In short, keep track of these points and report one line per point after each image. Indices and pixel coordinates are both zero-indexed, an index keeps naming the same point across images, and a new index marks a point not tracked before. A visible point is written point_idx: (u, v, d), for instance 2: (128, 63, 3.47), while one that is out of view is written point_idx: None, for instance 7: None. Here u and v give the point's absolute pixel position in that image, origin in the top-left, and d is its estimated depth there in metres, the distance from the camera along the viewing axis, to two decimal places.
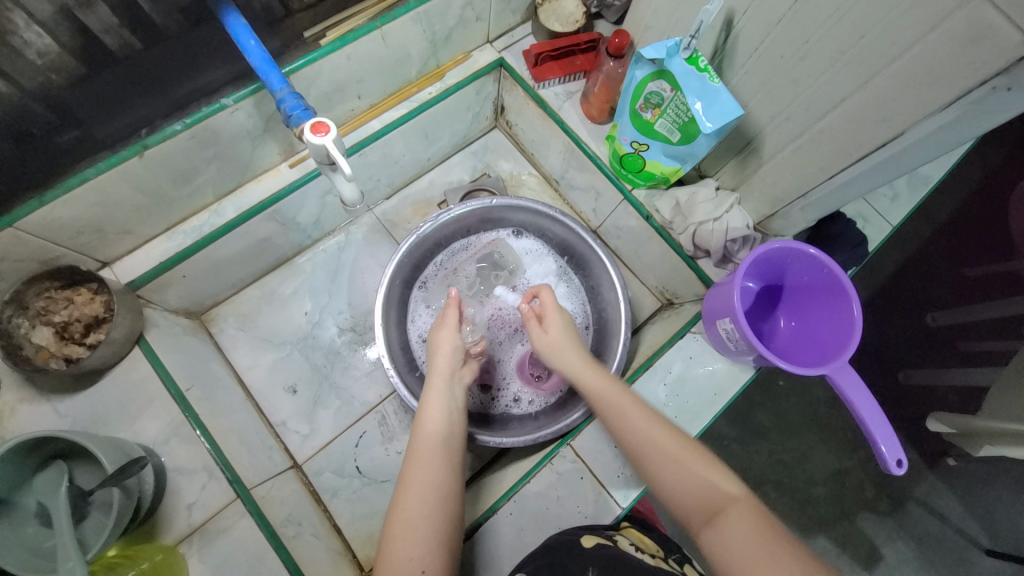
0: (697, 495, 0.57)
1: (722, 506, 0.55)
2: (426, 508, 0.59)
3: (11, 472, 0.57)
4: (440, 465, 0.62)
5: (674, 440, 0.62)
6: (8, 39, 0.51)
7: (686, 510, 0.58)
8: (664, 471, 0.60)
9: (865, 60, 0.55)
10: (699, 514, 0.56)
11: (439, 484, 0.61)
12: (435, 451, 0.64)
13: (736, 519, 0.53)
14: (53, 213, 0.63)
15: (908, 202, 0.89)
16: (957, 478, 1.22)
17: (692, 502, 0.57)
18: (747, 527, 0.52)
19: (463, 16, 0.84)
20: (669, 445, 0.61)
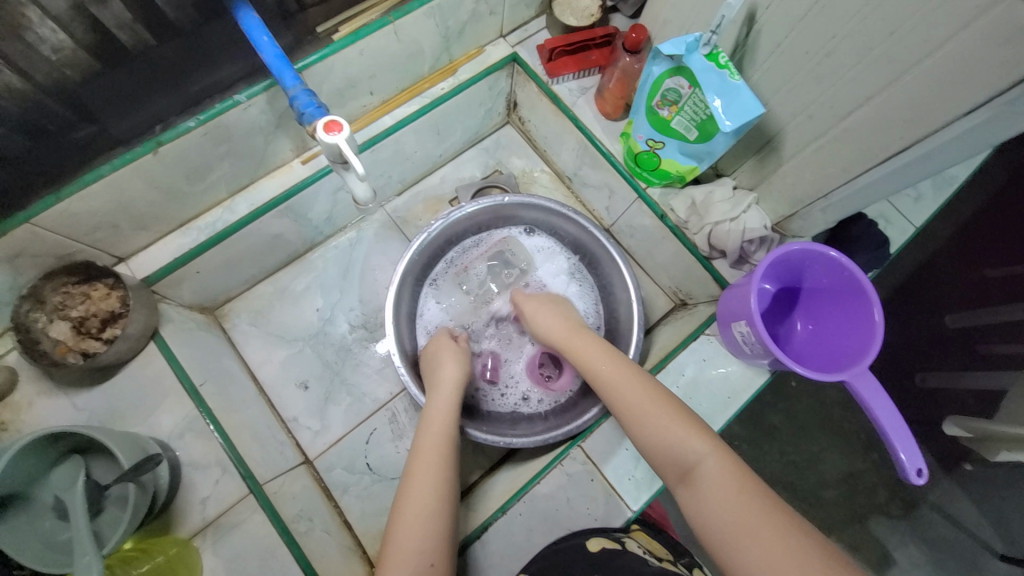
0: (673, 454, 0.60)
1: (695, 463, 0.58)
2: (429, 495, 0.61)
3: (30, 465, 0.58)
4: (442, 454, 0.65)
5: (652, 402, 0.63)
6: (23, 36, 0.51)
7: (666, 467, 0.61)
8: (645, 434, 0.62)
9: (894, 57, 0.53)
10: (675, 470, 0.59)
11: (439, 473, 0.64)
12: (440, 448, 0.66)
13: (708, 477, 0.56)
14: (70, 209, 0.63)
15: (931, 202, 0.86)
16: (975, 483, 1.19)
17: (669, 459, 0.60)
18: (717, 484, 0.55)
19: (477, 10, 0.83)
20: (647, 408, 0.63)
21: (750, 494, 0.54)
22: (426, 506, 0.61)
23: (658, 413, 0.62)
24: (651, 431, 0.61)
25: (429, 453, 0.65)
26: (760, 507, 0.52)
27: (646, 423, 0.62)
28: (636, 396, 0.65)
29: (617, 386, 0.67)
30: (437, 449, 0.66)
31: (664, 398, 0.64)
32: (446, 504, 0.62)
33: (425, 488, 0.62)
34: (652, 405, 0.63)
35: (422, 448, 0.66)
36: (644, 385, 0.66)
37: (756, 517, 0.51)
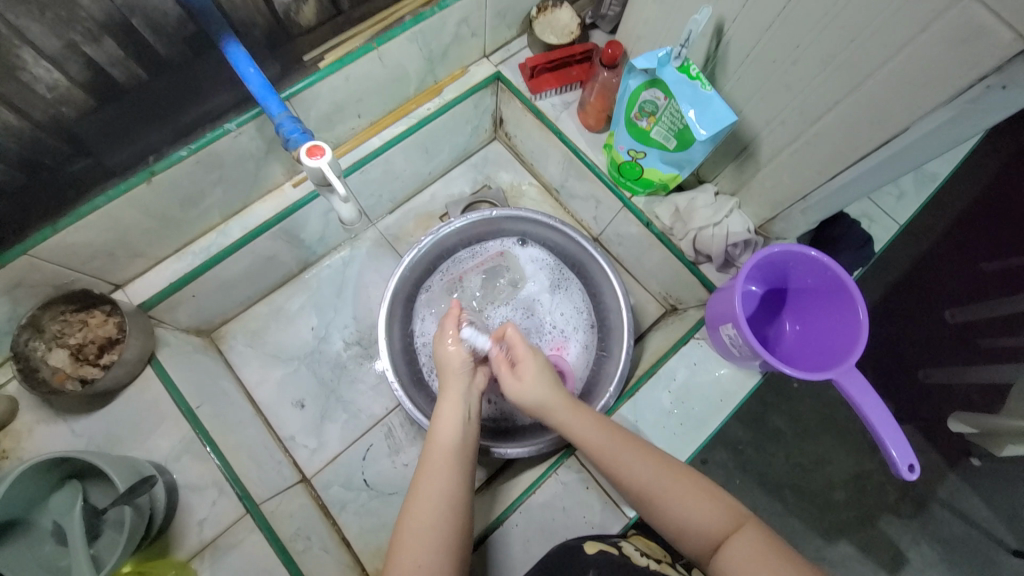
0: (705, 530, 0.58)
1: (730, 536, 0.57)
2: (434, 516, 0.59)
3: (29, 492, 0.59)
4: (454, 474, 0.62)
5: (665, 472, 0.62)
6: (19, 76, 0.54)
7: (696, 546, 0.59)
8: (670, 512, 0.60)
9: (854, 64, 0.56)
10: (708, 544, 0.58)
11: (447, 483, 0.62)
12: (449, 461, 0.63)
13: (745, 544, 0.55)
14: (66, 239, 0.65)
15: (914, 200, 0.87)
16: (983, 479, 1.17)
17: (700, 536, 0.59)
18: (756, 550, 0.54)
19: (459, 32, 0.85)
20: (663, 481, 0.61)
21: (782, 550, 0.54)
22: (432, 524, 0.58)
23: (672, 481, 0.61)
24: (674, 507, 0.60)
25: (441, 470, 0.62)
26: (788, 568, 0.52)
27: (668, 501, 0.60)
28: (652, 476, 0.62)
29: (623, 460, 0.63)
30: (450, 465, 0.63)
31: (676, 467, 0.63)
32: (460, 522, 0.60)
33: (434, 508, 0.60)
34: (667, 477, 0.62)
35: (432, 463, 0.63)
36: (653, 454, 0.64)
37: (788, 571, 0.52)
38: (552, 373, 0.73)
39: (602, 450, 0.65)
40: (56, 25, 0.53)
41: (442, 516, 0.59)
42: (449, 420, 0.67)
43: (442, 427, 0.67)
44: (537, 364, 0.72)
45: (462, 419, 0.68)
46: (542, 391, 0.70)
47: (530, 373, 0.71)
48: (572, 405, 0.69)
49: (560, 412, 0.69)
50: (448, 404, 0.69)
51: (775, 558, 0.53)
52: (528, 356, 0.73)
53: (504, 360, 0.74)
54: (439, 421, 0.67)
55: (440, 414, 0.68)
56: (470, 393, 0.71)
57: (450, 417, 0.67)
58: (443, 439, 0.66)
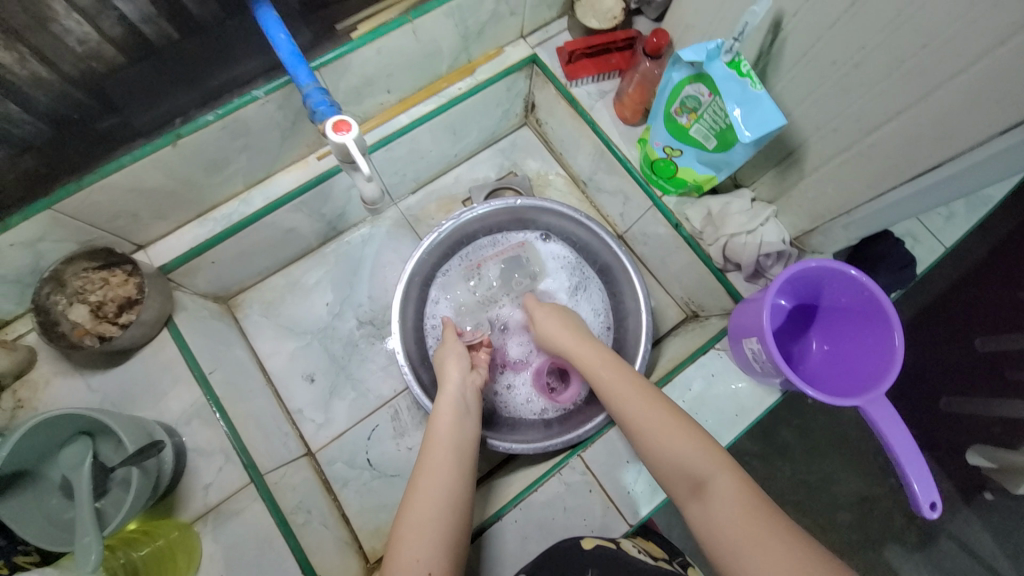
0: (682, 469, 0.57)
1: (706, 479, 0.55)
2: (433, 510, 0.58)
3: (41, 445, 0.60)
4: (452, 467, 0.62)
5: (652, 406, 0.62)
6: (50, 27, 0.53)
7: (673, 485, 0.58)
8: (653, 445, 0.59)
9: (925, 71, 0.51)
10: (686, 484, 0.56)
11: (448, 474, 0.61)
12: (449, 450, 0.64)
13: (719, 490, 0.53)
14: (92, 197, 0.65)
15: (964, 223, 0.82)
16: (996, 515, 1.12)
17: (677, 474, 0.57)
18: (729, 498, 0.52)
19: (497, 11, 0.82)
20: (652, 419, 0.61)
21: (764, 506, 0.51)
22: (430, 518, 0.57)
23: (663, 421, 0.60)
24: (657, 442, 0.59)
25: (441, 467, 0.62)
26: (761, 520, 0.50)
27: (648, 434, 0.60)
28: (638, 407, 0.62)
29: (621, 390, 0.65)
30: (448, 453, 0.64)
31: (667, 406, 0.62)
32: (459, 522, 0.58)
33: (434, 500, 0.59)
34: (654, 413, 0.61)
35: (429, 458, 0.63)
36: (647, 391, 0.64)
37: (758, 527, 0.49)
38: (563, 314, 0.80)
39: (599, 377, 0.68)
40: None
41: (442, 510, 0.58)
42: (448, 410, 0.69)
43: (442, 420, 0.67)
44: (550, 314, 0.80)
45: (460, 413, 0.69)
46: (552, 335, 0.77)
47: (547, 318, 0.79)
48: (580, 339, 0.74)
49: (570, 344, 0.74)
50: (446, 400, 0.70)
51: (748, 508, 0.51)
52: (540, 308, 0.81)
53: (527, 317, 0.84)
54: (437, 417, 0.68)
55: (439, 412, 0.69)
56: (468, 392, 0.72)
57: (447, 413, 0.68)
58: (441, 435, 0.66)
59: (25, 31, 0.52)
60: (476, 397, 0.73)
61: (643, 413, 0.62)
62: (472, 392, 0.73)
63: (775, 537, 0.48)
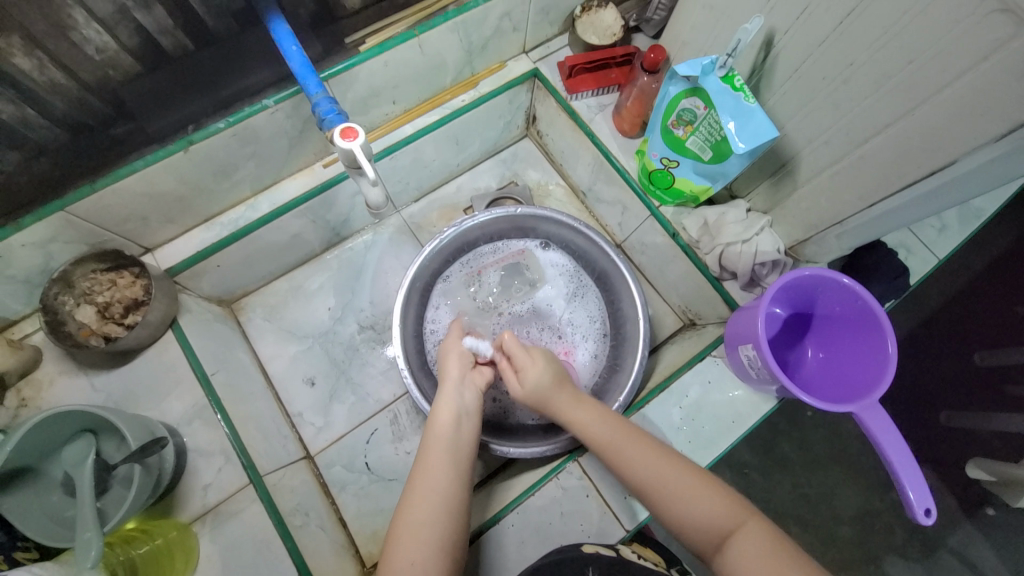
0: (707, 524, 0.56)
1: (735, 532, 0.54)
2: (426, 514, 0.58)
3: (44, 441, 0.61)
4: (449, 471, 0.62)
5: (667, 463, 0.61)
6: (69, 35, 0.55)
7: (699, 541, 0.57)
8: (669, 501, 0.59)
9: (911, 86, 0.53)
10: (711, 538, 0.56)
11: (444, 478, 0.61)
12: (447, 454, 0.64)
13: (748, 542, 0.53)
14: (104, 199, 0.67)
15: (955, 235, 0.83)
16: (997, 530, 1.12)
17: (704, 531, 0.56)
18: (760, 548, 0.52)
19: (500, 26, 0.85)
20: (662, 473, 0.60)
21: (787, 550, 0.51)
22: (425, 522, 0.58)
23: (674, 476, 0.60)
24: (673, 498, 0.59)
25: (435, 471, 0.62)
26: (798, 568, 0.49)
27: (668, 495, 0.59)
28: (651, 468, 0.61)
29: (622, 449, 0.63)
30: (445, 458, 0.63)
31: (680, 461, 0.61)
32: (455, 524, 0.59)
33: (430, 504, 0.59)
34: (670, 470, 0.60)
35: (426, 461, 0.63)
36: (657, 447, 0.63)
37: (789, 570, 0.49)
38: (550, 364, 0.74)
39: (598, 438, 0.66)
40: None
41: (438, 514, 0.59)
42: (446, 415, 0.68)
43: (440, 424, 0.67)
44: (539, 365, 0.73)
45: (457, 414, 0.68)
46: (540, 387, 0.71)
47: (532, 366, 0.73)
48: (574, 396, 0.70)
49: (563, 404, 0.70)
50: (443, 403, 0.69)
51: (784, 558, 0.50)
52: (525, 356, 0.74)
53: (506, 362, 0.76)
54: (435, 420, 0.67)
55: (436, 415, 0.68)
56: (465, 393, 0.72)
57: (445, 416, 0.68)
58: (438, 437, 0.66)
59: (47, 39, 0.54)
60: (475, 397, 0.72)
61: (648, 471, 0.61)
62: (470, 392, 0.72)
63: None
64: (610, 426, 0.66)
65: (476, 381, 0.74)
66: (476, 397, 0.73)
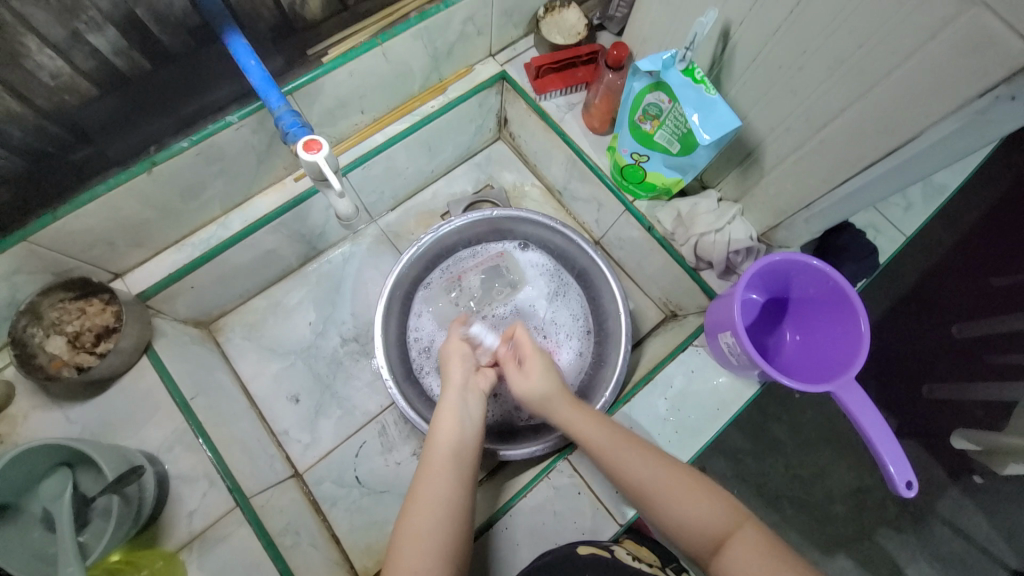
0: (701, 528, 0.57)
1: (728, 537, 0.55)
2: (431, 522, 0.58)
3: (19, 478, 0.59)
4: (451, 479, 0.61)
5: (664, 470, 0.61)
6: (22, 63, 0.54)
7: (694, 546, 0.58)
8: (667, 507, 0.59)
9: (862, 70, 0.55)
10: (706, 545, 0.56)
11: (447, 486, 0.61)
12: (450, 462, 0.63)
13: (742, 547, 0.53)
14: (67, 226, 0.66)
15: (921, 212, 0.85)
16: (984, 496, 1.14)
17: (698, 535, 0.57)
18: (754, 553, 0.52)
19: (465, 31, 0.85)
20: (660, 479, 0.60)
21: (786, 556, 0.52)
22: (429, 530, 0.57)
23: (673, 484, 0.60)
24: (672, 505, 0.59)
25: (438, 478, 0.61)
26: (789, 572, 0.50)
27: (665, 499, 0.59)
28: (648, 473, 0.61)
29: (620, 455, 0.63)
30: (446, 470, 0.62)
31: (676, 466, 0.62)
32: (458, 531, 0.59)
33: (433, 513, 0.59)
34: (666, 473, 0.61)
35: (431, 468, 0.62)
36: (654, 453, 0.63)
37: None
38: (555, 367, 0.74)
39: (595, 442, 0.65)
40: (61, 14, 0.53)
41: (441, 523, 0.58)
42: (450, 422, 0.67)
43: (442, 429, 0.66)
44: (543, 363, 0.73)
45: (463, 421, 0.67)
46: (543, 387, 0.71)
47: (534, 368, 0.73)
48: (574, 403, 0.70)
49: (564, 409, 0.69)
50: (447, 409, 0.68)
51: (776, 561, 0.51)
52: (533, 353, 0.74)
53: (512, 358, 0.76)
54: (437, 428, 0.66)
55: (439, 421, 0.67)
56: (469, 400, 0.71)
57: (448, 421, 0.67)
58: (441, 444, 0.65)
59: None
60: (479, 405, 0.71)
61: (645, 478, 0.61)
62: (474, 399, 0.71)
63: None
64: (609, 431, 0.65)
65: (478, 385, 0.73)
66: (479, 402, 0.71)
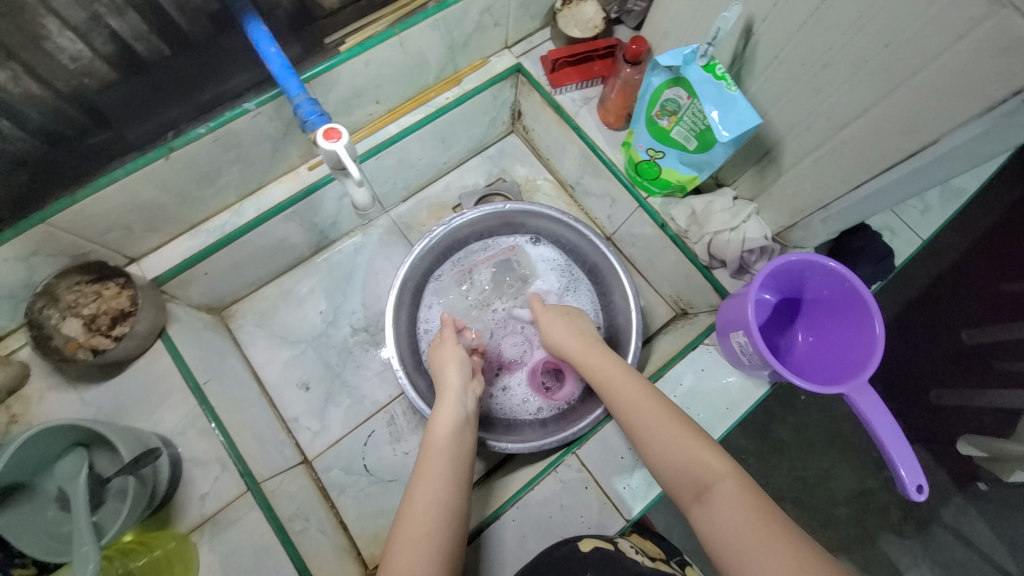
0: (686, 470, 0.57)
1: (711, 483, 0.55)
2: (429, 520, 0.57)
3: (37, 456, 0.60)
4: (449, 479, 0.61)
5: (656, 410, 0.62)
6: (43, 45, 0.54)
7: (676, 485, 0.58)
8: (654, 445, 0.60)
9: (888, 70, 0.54)
10: (689, 487, 0.56)
11: (446, 487, 0.60)
12: (446, 461, 0.63)
13: (725, 494, 0.53)
14: (85, 210, 0.66)
15: (938, 215, 0.84)
16: (989, 503, 1.14)
17: (682, 477, 0.57)
18: (735, 502, 0.52)
19: (481, 22, 0.84)
20: (652, 416, 0.61)
21: (767, 509, 0.51)
22: (426, 533, 0.57)
23: (666, 423, 0.60)
24: (660, 441, 0.59)
25: (435, 476, 0.61)
26: (769, 522, 0.50)
27: (654, 439, 0.60)
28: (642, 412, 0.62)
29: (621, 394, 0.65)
30: (442, 472, 0.62)
31: (671, 410, 0.62)
32: (455, 535, 0.58)
33: (431, 514, 0.58)
34: (659, 414, 0.61)
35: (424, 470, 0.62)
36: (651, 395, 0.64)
37: (766, 524, 0.50)
38: (575, 318, 0.81)
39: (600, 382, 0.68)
40: None
41: (438, 523, 0.57)
42: (446, 421, 0.68)
43: (439, 426, 0.67)
44: (557, 318, 0.81)
45: (459, 423, 0.68)
46: (558, 337, 0.77)
47: (554, 323, 0.80)
48: (589, 345, 0.74)
49: (576, 351, 0.74)
50: (444, 412, 0.69)
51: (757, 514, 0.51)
52: (546, 311, 0.82)
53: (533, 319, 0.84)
54: (434, 429, 0.67)
55: (435, 424, 0.68)
56: (466, 401, 0.71)
57: (445, 423, 0.67)
58: (437, 444, 0.65)
59: (19, 49, 0.53)
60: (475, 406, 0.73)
61: (642, 415, 0.62)
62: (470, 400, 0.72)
63: (775, 541, 0.48)
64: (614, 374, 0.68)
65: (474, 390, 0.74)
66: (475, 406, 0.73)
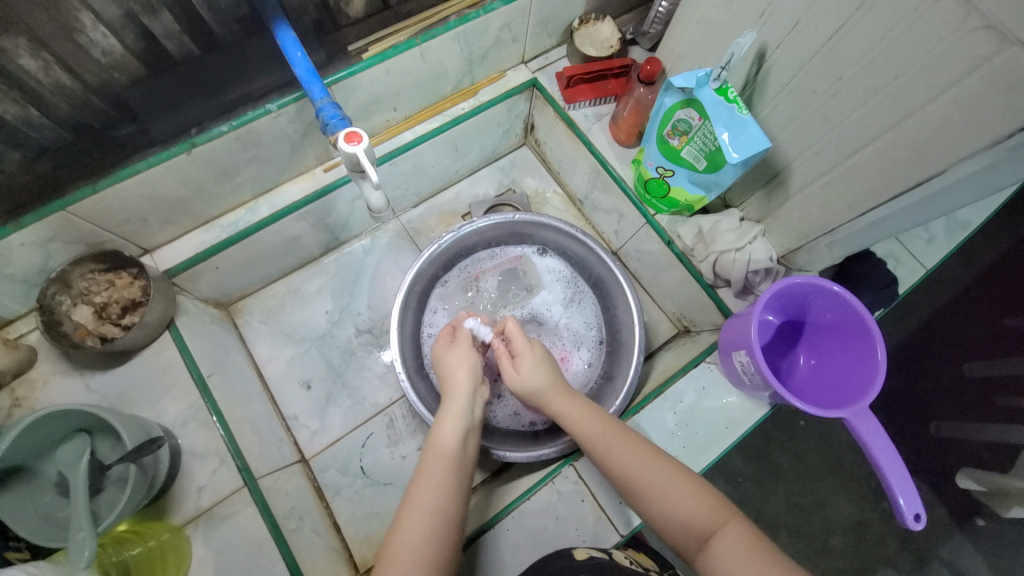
0: (687, 522, 0.57)
1: (714, 531, 0.55)
2: (423, 525, 0.57)
3: (40, 439, 0.61)
4: (448, 486, 0.61)
5: (648, 463, 0.61)
6: (76, 37, 0.56)
7: (678, 537, 0.58)
8: (651, 500, 0.60)
9: (897, 101, 0.55)
10: (692, 537, 0.57)
11: (444, 494, 0.61)
12: (446, 466, 0.63)
13: (728, 541, 0.54)
14: (104, 200, 0.68)
15: (943, 246, 0.85)
16: (988, 540, 1.12)
17: (684, 528, 0.57)
18: (738, 549, 0.53)
19: (500, 37, 0.87)
20: (644, 471, 0.61)
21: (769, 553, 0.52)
22: (423, 541, 0.56)
23: (661, 474, 0.60)
24: (656, 492, 0.59)
25: (435, 483, 0.61)
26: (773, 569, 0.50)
27: (652, 490, 0.60)
28: (639, 467, 0.61)
29: (611, 448, 0.64)
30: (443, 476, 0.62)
31: (666, 460, 0.62)
32: (451, 542, 0.58)
33: (426, 521, 0.58)
34: (652, 465, 0.61)
35: (427, 474, 0.62)
36: (642, 444, 0.64)
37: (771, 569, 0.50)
38: (547, 356, 0.75)
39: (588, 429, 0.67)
40: None
41: (434, 529, 0.58)
42: (452, 425, 0.68)
43: (444, 432, 0.67)
44: (533, 359, 0.74)
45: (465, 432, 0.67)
46: (534, 382, 0.72)
47: (526, 361, 0.74)
48: (567, 395, 0.71)
49: (557, 402, 0.71)
50: (450, 419, 0.68)
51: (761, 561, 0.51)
52: (525, 347, 0.75)
53: (505, 352, 0.76)
54: (439, 436, 0.67)
55: (441, 429, 0.68)
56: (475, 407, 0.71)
57: (449, 429, 0.67)
58: (440, 451, 0.65)
59: (53, 41, 0.55)
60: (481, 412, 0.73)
61: (634, 467, 0.62)
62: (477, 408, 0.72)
63: None
64: (600, 429, 0.66)
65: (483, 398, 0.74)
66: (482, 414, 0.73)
